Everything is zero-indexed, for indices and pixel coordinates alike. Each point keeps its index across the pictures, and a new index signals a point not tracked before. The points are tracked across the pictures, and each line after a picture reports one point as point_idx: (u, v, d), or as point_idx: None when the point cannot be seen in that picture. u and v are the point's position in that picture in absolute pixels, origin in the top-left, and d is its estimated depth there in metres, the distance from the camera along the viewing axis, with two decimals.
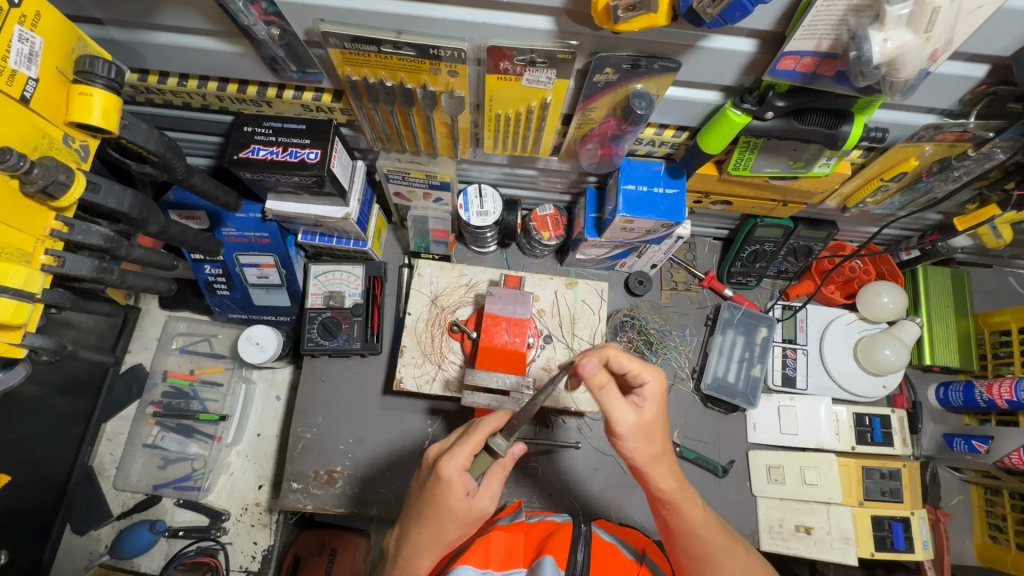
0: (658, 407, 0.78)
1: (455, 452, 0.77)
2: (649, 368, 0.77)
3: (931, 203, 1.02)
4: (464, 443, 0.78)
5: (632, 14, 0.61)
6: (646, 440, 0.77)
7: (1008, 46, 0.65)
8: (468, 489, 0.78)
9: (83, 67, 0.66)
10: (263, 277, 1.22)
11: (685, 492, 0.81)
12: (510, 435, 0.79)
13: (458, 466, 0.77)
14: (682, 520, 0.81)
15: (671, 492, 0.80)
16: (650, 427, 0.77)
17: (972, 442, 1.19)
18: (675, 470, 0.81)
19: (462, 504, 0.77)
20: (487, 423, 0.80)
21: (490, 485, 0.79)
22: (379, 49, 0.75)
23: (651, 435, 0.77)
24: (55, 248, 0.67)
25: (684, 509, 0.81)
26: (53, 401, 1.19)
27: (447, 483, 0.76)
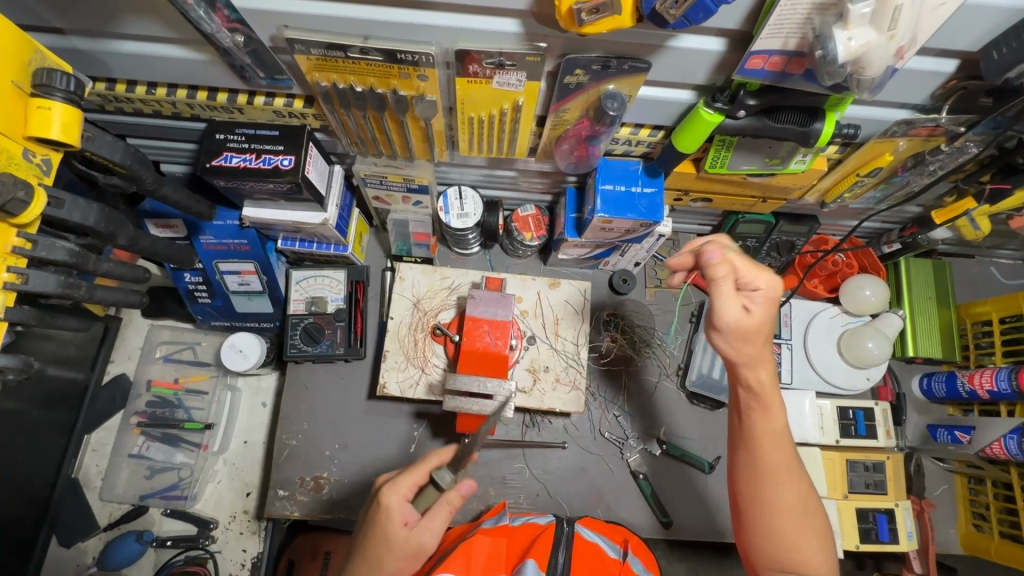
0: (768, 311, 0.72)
1: (397, 481, 0.79)
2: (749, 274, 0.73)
3: (908, 197, 1.03)
4: (407, 473, 0.81)
5: (596, 17, 0.60)
6: (742, 341, 0.74)
7: (975, 41, 0.65)
8: (408, 520, 0.77)
9: (40, 80, 0.65)
10: (244, 284, 1.21)
11: (776, 398, 0.79)
12: (456, 470, 0.80)
13: (399, 494, 0.78)
14: (760, 427, 0.79)
15: (761, 387, 0.78)
16: (756, 329, 0.72)
17: (955, 433, 1.20)
18: (772, 370, 0.78)
19: (401, 534, 0.75)
20: (436, 457, 0.83)
21: (432, 521, 0.77)
22: (346, 55, 0.74)
23: (750, 340, 0.73)
24: (18, 265, 0.66)
25: (768, 414, 0.79)
26: (33, 414, 1.18)
27: (387, 509, 0.77)
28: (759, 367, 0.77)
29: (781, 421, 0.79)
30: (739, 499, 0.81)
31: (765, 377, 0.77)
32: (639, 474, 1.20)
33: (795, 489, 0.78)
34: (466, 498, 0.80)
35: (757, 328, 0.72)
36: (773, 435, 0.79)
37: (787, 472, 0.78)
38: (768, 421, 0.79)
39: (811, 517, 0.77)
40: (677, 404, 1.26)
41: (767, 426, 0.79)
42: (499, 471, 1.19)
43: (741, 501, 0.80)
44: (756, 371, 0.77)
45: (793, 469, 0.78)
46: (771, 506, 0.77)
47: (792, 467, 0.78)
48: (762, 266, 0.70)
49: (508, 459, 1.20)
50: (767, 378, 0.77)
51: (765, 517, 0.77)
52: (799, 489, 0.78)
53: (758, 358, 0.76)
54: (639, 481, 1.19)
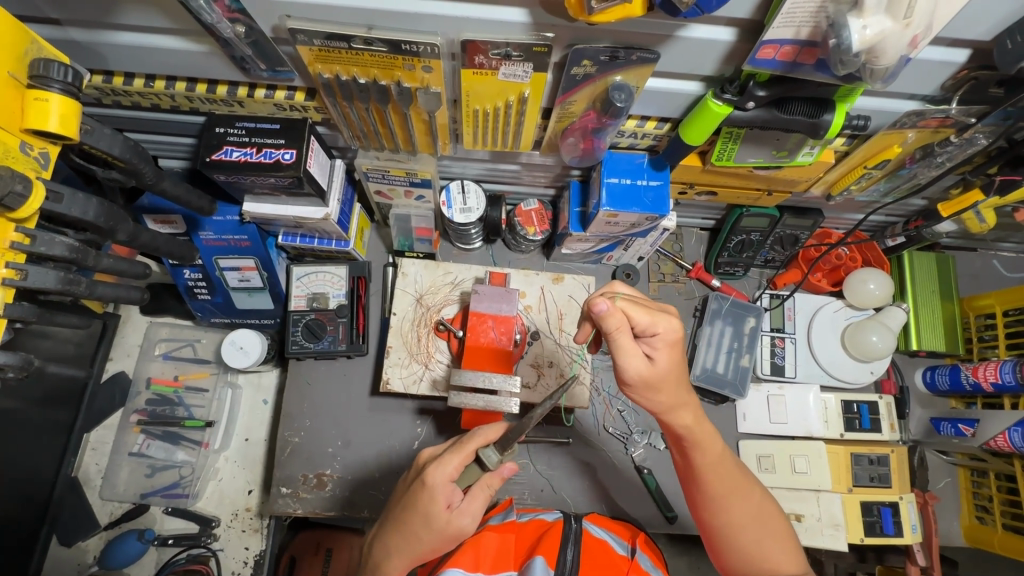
0: (669, 356, 0.76)
1: (444, 461, 0.77)
2: (663, 318, 0.74)
3: (914, 189, 1.02)
4: (454, 452, 0.78)
5: (606, 5, 0.59)
6: (653, 391, 0.77)
7: (988, 31, 0.64)
8: (450, 503, 0.76)
9: (37, 71, 0.63)
10: (245, 280, 1.20)
11: (706, 427, 0.81)
12: (502, 450, 0.79)
13: (445, 475, 0.76)
14: (700, 459, 0.81)
15: (689, 427, 0.80)
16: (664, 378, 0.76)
17: (959, 425, 1.20)
18: (696, 407, 0.80)
19: (441, 516, 0.76)
20: (481, 434, 0.80)
21: (472, 502, 0.78)
22: (349, 46, 0.73)
23: (657, 390, 0.77)
24: (16, 261, 0.65)
25: (703, 446, 0.81)
26: (32, 413, 1.16)
27: (430, 490, 0.76)
28: (682, 410, 0.79)
29: (717, 442, 0.81)
30: (712, 532, 0.81)
31: (689, 416, 0.80)
32: (644, 470, 1.20)
33: (747, 503, 0.80)
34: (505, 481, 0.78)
35: (665, 371, 0.76)
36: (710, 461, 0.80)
37: (734, 491, 0.80)
38: (705, 453, 0.80)
39: (768, 524, 0.79)
40: None
41: (705, 458, 0.80)
42: None
43: (716, 535, 0.80)
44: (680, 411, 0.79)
45: (738, 484, 0.80)
46: (733, 527, 0.78)
47: (737, 480, 0.80)
48: (657, 315, 0.74)
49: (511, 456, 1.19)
50: (691, 417, 0.80)
51: (732, 540, 0.79)
52: (753, 500, 0.80)
53: (674, 404, 0.79)
54: (644, 476, 1.19)
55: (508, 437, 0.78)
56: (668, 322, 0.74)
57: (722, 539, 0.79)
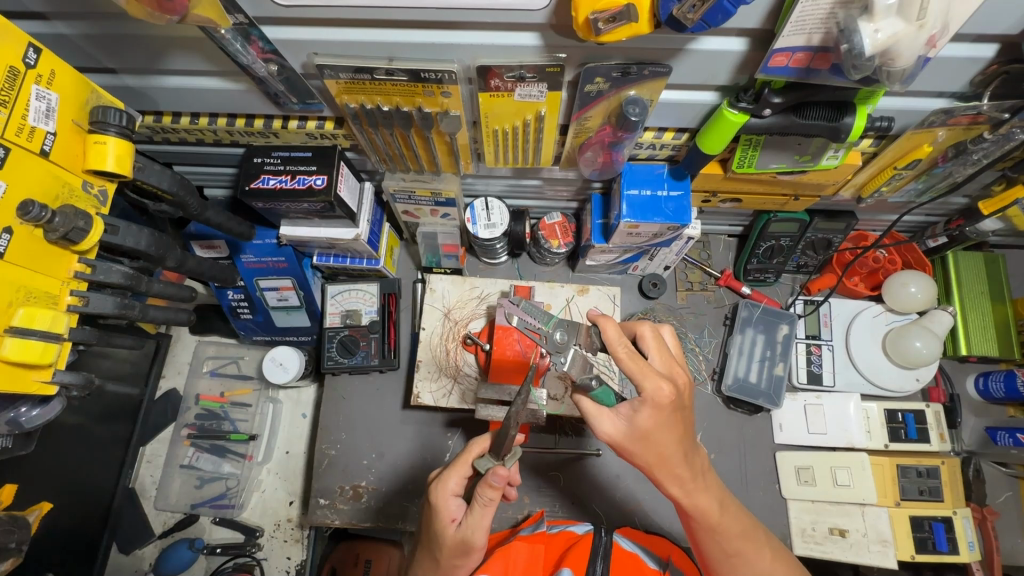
0: (650, 419, 0.71)
1: (444, 477, 0.81)
2: (649, 384, 0.70)
3: (951, 188, 0.98)
4: (453, 467, 0.82)
5: (614, 26, 0.60)
6: (645, 444, 0.73)
7: (1016, 24, 0.62)
8: (455, 516, 0.80)
9: (97, 117, 0.70)
10: (283, 300, 1.26)
11: (702, 498, 0.77)
12: (499, 457, 0.79)
13: (446, 490, 0.80)
14: (697, 524, 0.79)
15: (703, 518, 0.78)
16: (644, 437, 0.72)
17: (1017, 435, 1.12)
18: (672, 447, 0.73)
19: (448, 531, 0.79)
20: (478, 444, 0.83)
21: (476, 517, 0.78)
22: (373, 77, 0.77)
23: (652, 441, 0.72)
24: (79, 288, 0.72)
25: (700, 515, 0.78)
26: (95, 429, 1.25)
27: (435, 507, 0.80)
28: (672, 464, 0.74)
29: (714, 501, 0.78)
30: (708, 565, 0.83)
31: (679, 486, 0.76)
32: (593, 385, 0.75)
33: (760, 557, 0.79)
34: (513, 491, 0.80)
35: (648, 431, 0.72)
36: (721, 534, 0.78)
37: (741, 555, 0.79)
38: (702, 523, 0.79)
39: (751, 538, 0.80)
40: (713, 410, 1.23)
41: (704, 528, 0.79)
42: (534, 478, 1.19)
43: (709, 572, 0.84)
44: (663, 466, 0.75)
45: (751, 551, 0.79)
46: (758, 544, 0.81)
47: (709, 493, 0.78)
48: (647, 376, 0.70)
49: (542, 467, 1.19)
50: (682, 487, 0.76)
51: (733, 570, 0.79)
52: (764, 554, 0.80)
53: (664, 458, 0.74)
54: (596, 391, 0.75)
55: (498, 446, 0.78)
56: (657, 384, 0.70)
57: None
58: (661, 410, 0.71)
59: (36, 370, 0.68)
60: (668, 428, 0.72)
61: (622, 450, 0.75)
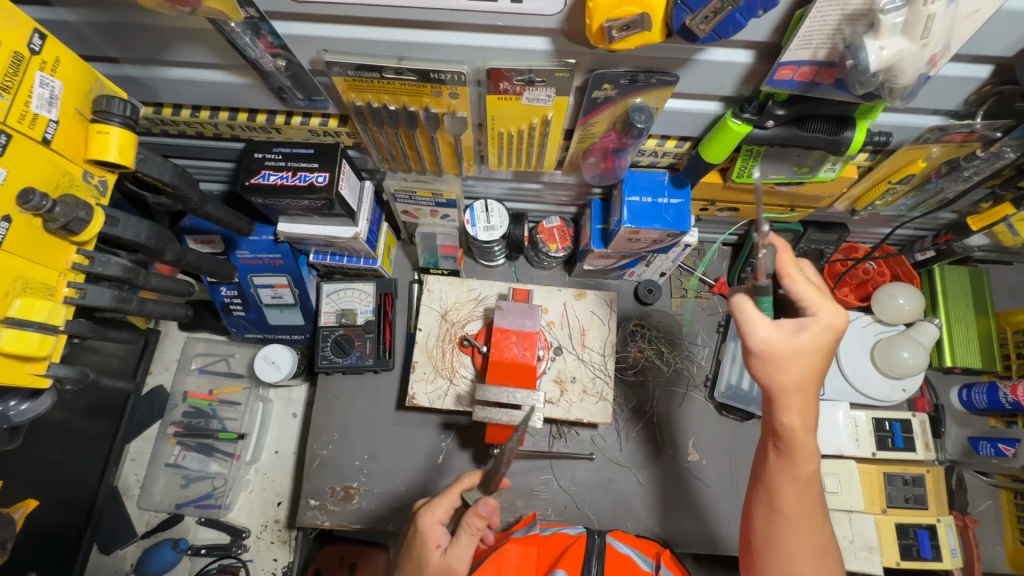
0: (814, 341, 0.69)
1: (433, 504, 0.84)
2: (827, 305, 0.69)
3: (942, 203, 1.01)
4: (442, 496, 0.84)
5: (627, 33, 0.61)
6: (793, 361, 0.70)
7: (1011, 47, 0.65)
8: (439, 543, 0.81)
9: (100, 106, 0.69)
10: (277, 297, 1.25)
11: (812, 442, 0.73)
12: (487, 491, 0.83)
13: (434, 516, 0.82)
14: (795, 468, 0.74)
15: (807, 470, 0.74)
16: (800, 354, 0.70)
17: (998, 445, 1.16)
18: (811, 381, 0.71)
19: (432, 557, 0.80)
20: (467, 479, 0.87)
21: (460, 546, 0.79)
22: (381, 76, 0.77)
23: (796, 365, 0.70)
24: (76, 280, 0.70)
25: (798, 460, 0.73)
26: (79, 424, 1.22)
27: (422, 532, 0.82)
28: (806, 398, 0.71)
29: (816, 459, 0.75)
30: (770, 514, 0.76)
31: (802, 427, 0.72)
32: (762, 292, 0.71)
33: (813, 536, 0.75)
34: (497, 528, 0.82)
35: (801, 351, 0.69)
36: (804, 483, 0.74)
37: (808, 513, 0.75)
38: (799, 468, 0.74)
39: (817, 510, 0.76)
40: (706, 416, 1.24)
41: (797, 474, 0.74)
42: (527, 481, 1.18)
43: (768, 526, 0.76)
44: (795, 399, 0.71)
45: (817, 515, 0.75)
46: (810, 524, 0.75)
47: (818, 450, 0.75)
48: (826, 297, 0.70)
49: (536, 471, 1.19)
50: (799, 422, 0.72)
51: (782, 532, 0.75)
52: (821, 530, 0.75)
53: (801, 389, 0.71)
54: (763, 298, 0.71)
55: (487, 480, 0.83)
56: (835, 311, 0.69)
57: (767, 552, 0.76)
58: (829, 338, 0.70)
59: (31, 363, 0.67)
60: (816, 362, 0.70)
61: (765, 355, 0.71)
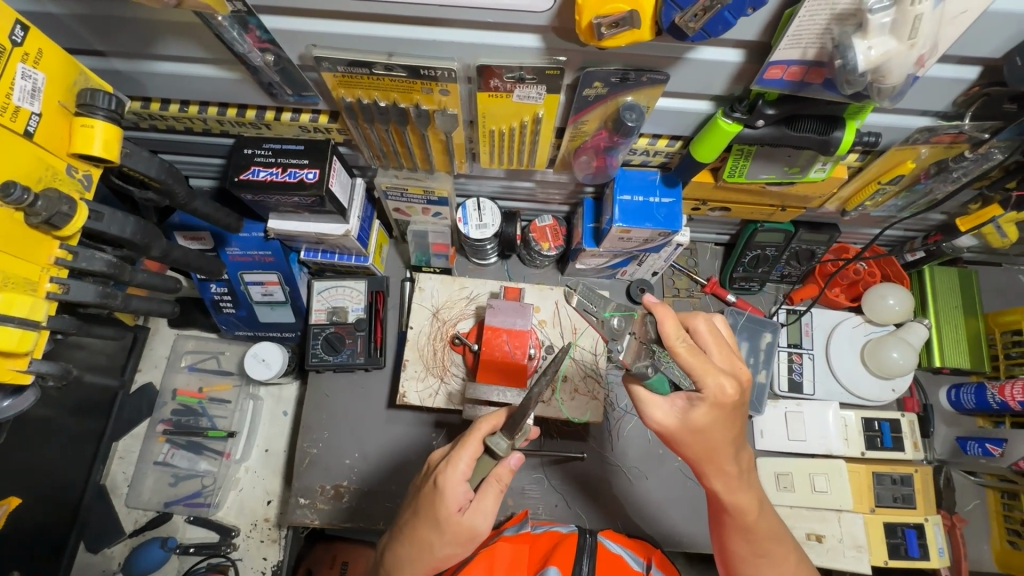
0: (710, 413, 0.73)
1: (455, 459, 0.78)
2: (711, 376, 0.72)
3: (931, 204, 1.02)
4: (462, 447, 0.79)
5: (616, 31, 0.61)
6: (697, 439, 0.74)
7: (998, 48, 0.65)
8: (461, 504, 0.77)
9: (84, 100, 0.68)
10: (268, 294, 1.24)
11: (742, 498, 0.78)
12: (511, 436, 0.78)
13: (457, 474, 0.77)
14: (735, 523, 0.80)
15: (743, 518, 0.79)
16: (698, 432, 0.74)
17: (986, 445, 1.17)
18: (723, 442, 0.75)
19: (453, 518, 0.77)
20: (486, 422, 0.81)
21: (485, 501, 0.78)
22: (370, 72, 0.76)
23: (705, 436, 0.74)
24: (59, 275, 0.69)
25: (736, 515, 0.80)
26: (65, 422, 1.21)
27: (442, 491, 0.77)
28: (721, 459, 0.76)
29: (755, 500, 0.79)
30: (729, 562, 0.84)
31: (722, 482, 0.78)
32: (647, 373, 0.74)
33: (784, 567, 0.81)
34: (515, 472, 0.79)
35: (702, 427, 0.74)
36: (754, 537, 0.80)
37: (768, 556, 0.81)
38: (740, 520, 0.80)
39: (779, 543, 0.81)
40: None
41: (740, 524, 0.80)
42: (518, 480, 1.18)
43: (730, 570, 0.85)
44: (710, 463, 0.76)
45: (779, 553, 0.81)
46: (774, 560, 0.81)
47: (750, 498, 0.79)
48: (711, 368, 0.72)
49: (526, 469, 1.19)
50: (724, 484, 0.78)
51: (758, 570, 0.82)
52: (790, 562, 0.82)
53: (713, 454, 0.75)
54: (651, 378, 0.75)
55: (512, 425, 0.77)
56: (720, 381, 0.72)
57: None
58: (720, 409, 0.73)
59: (12, 359, 0.66)
60: (726, 424, 0.74)
61: (670, 438, 0.77)
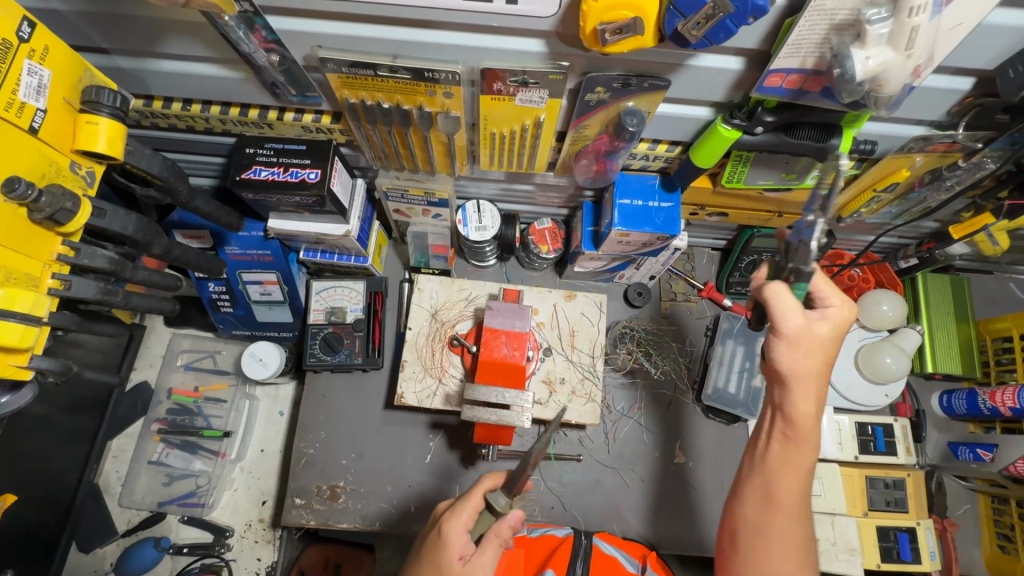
0: (831, 326, 0.71)
1: (457, 512, 0.78)
2: (823, 279, 0.73)
3: (925, 212, 1.03)
4: (464, 501, 0.79)
5: (619, 37, 0.62)
6: (804, 352, 0.70)
7: (992, 60, 0.67)
8: (463, 554, 0.76)
9: (89, 96, 0.68)
10: (266, 294, 1.24)
11: (816, 432, 0.74)
12: (511, 494, 0.77)
13: (459, 526, 0.77)
14: (799, 457, 0.74)
15: (810, 447, 0.74)
16: (815, 343, 0.71)
17: (977, 450, 1.19)
18: (825, 363, 0.72)
19: (453, 569, 0.74)
20: (489, 480, 0.81)
21: (485, 556, 0.76)
22: (374, 73, 0.77)
23: (811, 354, 0.71)
24: (61, 271, 0.69)
25: (803, 445, 0.74)
26: (59, 420, 1.20)
27: (444, 541, 0.76)
28: (814, 378, 0.72)
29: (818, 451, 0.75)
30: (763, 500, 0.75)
31: (810, 406, 0.72)
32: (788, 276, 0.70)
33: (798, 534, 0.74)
34: (516, 528, 0.80)
35: (814, 337, 0.70)
36: (780, 501, 0.74)
37: (799, 507, 0.74)
38: (801, 455, 0.74)
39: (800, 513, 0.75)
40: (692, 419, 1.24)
41: (798, 461, 0.74)
42: None
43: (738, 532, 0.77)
44: (805, 384, 0.72)
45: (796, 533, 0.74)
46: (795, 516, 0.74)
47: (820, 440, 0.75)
48: (815, 278, 0.73)
49: None
50: (814, 407, 0.73)
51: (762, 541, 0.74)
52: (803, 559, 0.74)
53: (813, 373, 0.71)
54: (779, 306, 0.74)
55: (512, 481, 0.76)
56: (832, 301, 0.73)
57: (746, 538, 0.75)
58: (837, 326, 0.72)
59: (13, 355, 0.66)
60: (827, 349, 0.71)
61: (795, 373, 0.71)
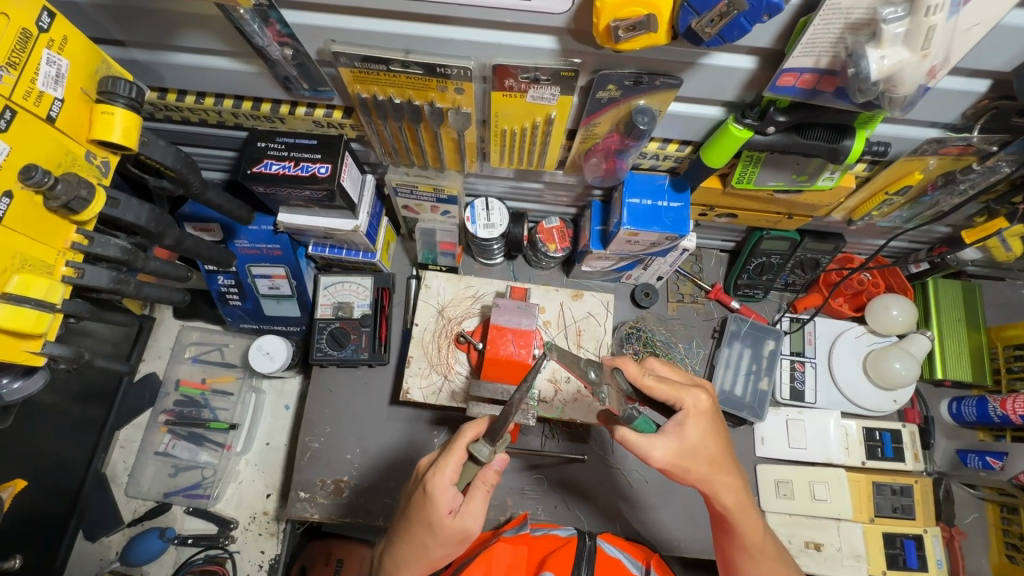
0: (701, 428, 0.78)
1: (441, 466, 0.77)
2: (687, 393, 0.78)
3: (938, 216, 1.02)
4: (447, 455, 0.78)
5: (633, 34, 0.62)
6: (693, 459, 0.77)
7: (1009, 62, 0.66)
8: (451, 508, 0.78)
9: (106, 87, 0.69)
10: (274, 288, 1.25)
11: (748, 513, 0.82)
12: (494, 442, 0.76)
13: (445, 481, 0.77)
14: (745, 542, 0.82)
15: (747, 526, 0.82)
16: (693, 450, 0.77)
17: (986, 458, 1.17)
18: (719, 455, 0.79)
19: (444, 521, 0.78)
20: (470, 430, 0.80)
21: (473, 504, 0.80)
22: (387, 68, 0.77)
23: (696, 455, 0.77)
24: (75, 259, 0.70)
25: (743, 532, 0.82)
26: (68, 408, 1.21)
27: (432, 498, 0.77)
28: (723, 468, 0.79)
29: (759, 516, 0.83)
30: None
31: (732, 497, 0.80)
32: (633, 415, 0.78)
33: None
34: (501, 473, 0.80)
35: (694, 443, 0.77)
36: (755, 552, 0.82)
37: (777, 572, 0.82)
38: (749, 540, 0.82)
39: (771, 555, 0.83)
40: None
41: (749, 545, 0.83)
42: (518, 480, 1.18)
43: None
44: (717, 479, 0.79)
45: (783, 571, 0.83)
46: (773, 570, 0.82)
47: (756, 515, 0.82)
48: (682, 388, 0.78)
49: (526, 470, 1.19)
50: (733, 498, 0.80)
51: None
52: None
53: (713, 473, 0.79)
54: (635, 421, 0.78)
55: (495, 432, 0.75)
56: (696, 396, 0.79)
57: None
58: (703, 418, 0.78)
59: (26, 340, 0.66)
60: (714, 441, 0.78)
61: (672, 469, 0.78)
